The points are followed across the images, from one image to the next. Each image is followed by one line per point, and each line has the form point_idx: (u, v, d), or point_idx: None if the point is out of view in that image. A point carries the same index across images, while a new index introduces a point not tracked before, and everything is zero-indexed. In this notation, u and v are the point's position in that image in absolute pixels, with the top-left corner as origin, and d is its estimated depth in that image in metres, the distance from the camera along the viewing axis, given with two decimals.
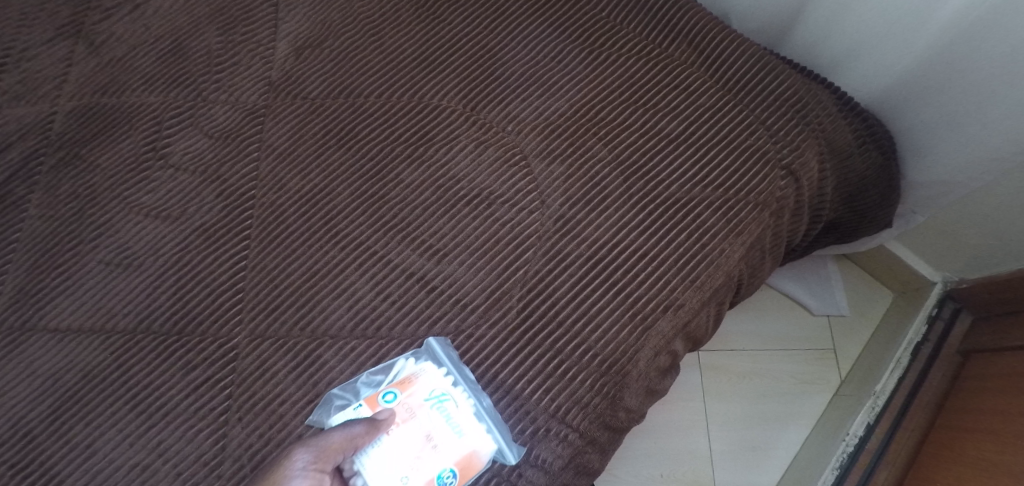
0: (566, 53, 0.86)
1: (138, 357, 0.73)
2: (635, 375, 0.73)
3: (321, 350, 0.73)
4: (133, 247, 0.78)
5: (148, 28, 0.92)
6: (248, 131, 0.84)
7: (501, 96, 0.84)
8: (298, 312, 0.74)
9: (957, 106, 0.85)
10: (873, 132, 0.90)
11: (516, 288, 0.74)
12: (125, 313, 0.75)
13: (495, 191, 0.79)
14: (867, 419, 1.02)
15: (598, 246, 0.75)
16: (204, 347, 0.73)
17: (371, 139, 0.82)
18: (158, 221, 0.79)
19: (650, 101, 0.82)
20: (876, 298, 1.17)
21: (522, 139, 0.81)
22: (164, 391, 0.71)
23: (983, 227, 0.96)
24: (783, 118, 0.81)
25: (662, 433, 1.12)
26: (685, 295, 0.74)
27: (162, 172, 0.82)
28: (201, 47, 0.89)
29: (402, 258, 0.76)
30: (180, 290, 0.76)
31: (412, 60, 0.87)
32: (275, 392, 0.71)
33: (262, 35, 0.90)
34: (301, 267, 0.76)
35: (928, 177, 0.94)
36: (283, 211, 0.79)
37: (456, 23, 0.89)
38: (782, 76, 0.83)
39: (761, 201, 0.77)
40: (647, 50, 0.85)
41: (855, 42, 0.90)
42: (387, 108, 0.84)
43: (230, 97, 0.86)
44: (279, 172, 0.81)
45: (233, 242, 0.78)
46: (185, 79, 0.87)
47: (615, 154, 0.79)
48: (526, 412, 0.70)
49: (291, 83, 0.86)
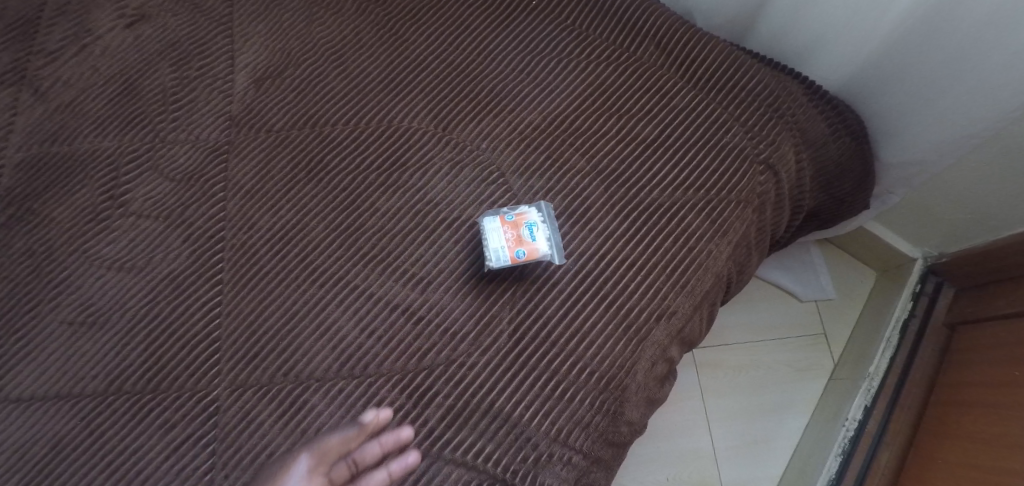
0: (536, 65, 0.84)
1: (111, 421, 0.69)
2: (634, 389, 0.71)
3: (307, 395, 0.69)
4: (97, 304, 0.75)
5: (96, 69, 0.87)
6: (211, 170, 0.80)
7: (472, 113, 0.81)
8: (279, 356, 0.71)
9: (925, 88, 0.85)
10: (844, 117, 0.89)
11: (505, 311, 0.72)
12: (94, 375, 0.71)
13: (475, 212, 0.76)
14: (864, 401, 1.01)
15: (585, 260, 0.73)
16: (181, 403, 0.70)
17: (342, 168, 0.79)
18: (122, 273, 0.76)
19: (625, 107, 0.80)
20: (860, 279, 1.18)
21: (498, 156, 0.79)
22: (142, 454, 0.68)
23: (958, 201, 0.96)
24: (757, 114, 0.80)
25: (663, 437, 1.10)
26: (678, 302, 0.72)
27: (122, 220, 0.78)
28: (154, 86, 0.86)
29: (384, 290, 0.73)
30: (151, 346, 0.72)
31: (378, 83, 0.84)
32: (261, 445, 0.67)
33: (218, 68, 0.86)
34: (279, 309, 0.73)
35: (900, 158, 0.93)
36: (255, 251, 0.76)
37: (420, 41, 0.87)
38: (751, 70, 0.83)
39: (743, 199, 0.76)
40: (616, 55, 0.84)
41: (818, 32, 0.89)
42: (355, 135, 0.81)
43: (190, 136, 0.82)
44: (247, 210, 0.78)
45: (204, 289, 0.75)
46: (140, 120, 0.83)
47: (595, 164, 0.78)
48: (526, 438, 0.68)
49: (253, 116, 0.83)
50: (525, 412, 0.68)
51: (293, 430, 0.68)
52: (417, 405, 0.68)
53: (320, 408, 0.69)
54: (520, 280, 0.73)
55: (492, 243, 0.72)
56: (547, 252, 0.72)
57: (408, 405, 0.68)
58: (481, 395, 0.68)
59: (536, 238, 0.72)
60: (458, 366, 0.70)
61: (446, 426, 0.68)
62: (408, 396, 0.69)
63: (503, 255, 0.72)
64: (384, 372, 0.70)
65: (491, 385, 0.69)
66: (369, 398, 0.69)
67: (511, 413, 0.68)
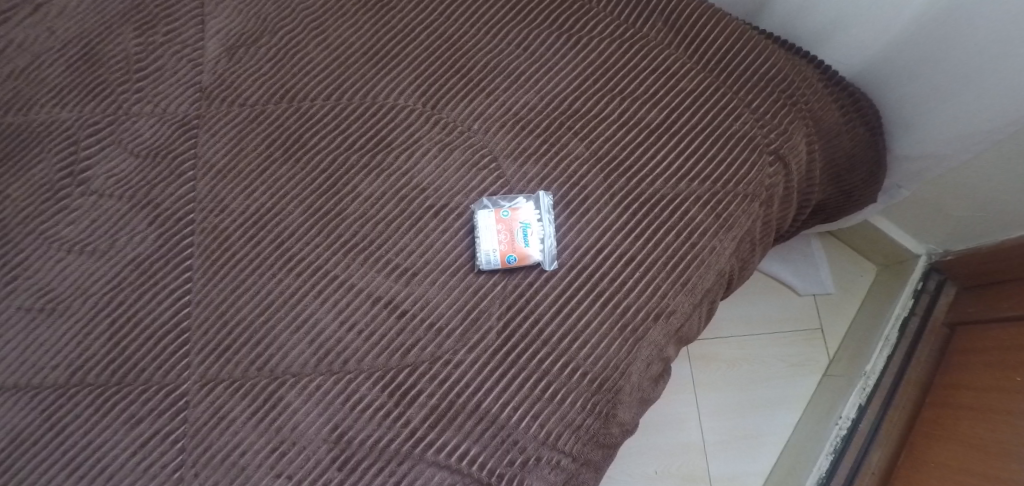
0: (533, 40, 0.78)
1: (73, 414, 0.65)
2: (629, 390, 0.67)
3: (282, 391, 0.65)
4: (58, 288, 0.70)
5: (53, 32, 0.81)
6: (180, 147, 0.75)
7: (462, 90, 0.76)
8: (252, 350, 0.67)
9: (942, 83, 0.79)
10: (860, 107, 0.84)
11: (494, 307, 0.67)
12: (54, 366, 0.67)
13: (464, 199, 0.71)
14: (858, 400, 0.98)
15: (581, 254, 0.69)
16: (148, 397, 0.65)
17: (321, 148, 0.74)
18: (84, 256, 0.71)
19: (627, 89, 0.75)
20: (860, 273, 1.15)
21: (490, 139, 0.73)
22: (106, 451, 0.64)
23: (968, 199, 0.92)
24: (768, 100, 0.75)
25: (655, 430, 1.09)
26: (676, 301, 0.68)
27: (83, 199, 0.73)
28: (117, 52, 0.79)
29: (365, 281, 0.69)
30: (116, 336, 0.68)
31: (361, 54, 0.78)
32: (235, 443, 0.64)
33: (187, 34, 0.80)
34: (254, 298, 0.69)
35: (914, 151, 0.89)
36: (227, 236, 0.71)
37: (408, 10, 0.80)
38: (765, 53, 0.77)
39: (750, 192, 0.72)
40: (619, 31, 0.78)
41: (836, 15, 0.83)
42: (337, 112, 0.75)
43: (157, 109, 0.76)
44: (219, 191, 0.73)
45: (173, 275, 0.70)
46: (101, 90, 0.77)
47: (594, 150, 0.72)
48: (513, 442, 0.64)
49: (226, 88, 0.77)
50: (513, 414, 0.64)
51: (267, 427, 0.64)
52: (399, 404, 0.64)
53: (297, 406, 0.65)
54: (512, 274, 0.68)
55: (484, 244, 0.68)
56: (539, 258, 0.68)
57: (390, 404, 0.64)
58: (467, 395, 0.64)
59: (529, 241, 0.68)
60: (443, 363, 0.65)
61: (430, 427, 0.64)
62: (390, 394, 0.65)
63: (494, 258, 0.68)
64: (365, 368, 0.66)
65: (479, 385, 0.65)
66: (348, 396, 0.65)
67: (499, 414, 0.64)
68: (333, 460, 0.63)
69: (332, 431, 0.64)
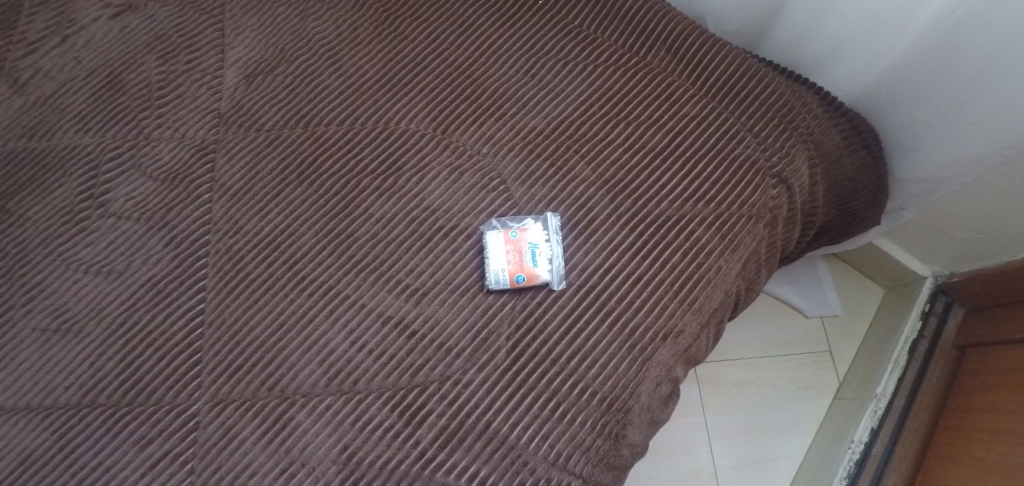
0: (540, 67, 0.80)
1: (84, 434, 0.65)
2: (638, 410, 0.67)
3: (292, 411, 0.65)
4: (72, 309, 0.71)
5: (79, 61, 0.84)
6: (197, 171, 0.77)
7: (472, 115, 0.78)
8: (263, 370, 0.67)
9: (939, 108, 0.81)
10: (860, 131, 0.86)
11: (504, 326, 0.68)
12: (67, 386, 0.68)
13: (473, 221, 0.73)
14: (871, 423, 0.98)
15: (589, 273, 0.70)
16: (159, 418, 0.66)
17: (335, 172, 0.76)
18: (99, 278, 0.72)
19: (633, 113, 0.77)
20: (867, 296, 1.15)
21: (498, 162, 0.75)
22: (115, 472, 0.64)
23: (972, 221, 0.93)
24: (770, 123, 0.76)
25: (665, 454, 1.07)
26: (684, 320, 0.69)
27: (101, 221, 0.75)
28: (140, 80, 0.82)
29: (376, 301, 0.70)
30: (128, 356, 0.68)
31: (375, 82, 0.80)
32: (243, 465, 0.64)
33: (208, 63, 0.82)
34: (265, 318, 0.70)
35: (916, 174, 0.90)
36: (241, 256, 0.73)
37: (420, 39, 0.83)
38: (766, 80, 0.79)
39: (754, 213, 0.73)
40: (624, 58, 0.81)
41: (834, 41, 0.85)
42: (350, 137, 0.77)
43: (176, 133, 0.79)
44: (234, 214, 0.75)
45: (187, 296, 0.71)
46: (124, 115, 0.80)
47: (601, 173, 0.74)
48: (522, 463, 0.64)
49: (243, 113, 0.79)
50: (523, 434, 0.64)
51: (277, 448, 0.64)
52: (408, 425, 0.64)
53: (307, 426, 0.65)
54: (520, 293, 0.69)
55: (494, 263, 0.69)
56: (547, 277, 0.69)
57: (399, 424, 0.65)
58: (476, 415, 0.64)
59: (537, 261, 0.69)
60: (453, 383, 0.66)
61: (439, 448, 0.64)
62: (399, 415, 0.65)
63: (503, 278, 0.69)
64: (375, 388, 0.66)
65: (487, 404, 0.65)
66: (357, 416, 0.65)
67: (507, 434, 0.64)
68: (342, 481, 0.63)
69: (342, 452, 0.64)
